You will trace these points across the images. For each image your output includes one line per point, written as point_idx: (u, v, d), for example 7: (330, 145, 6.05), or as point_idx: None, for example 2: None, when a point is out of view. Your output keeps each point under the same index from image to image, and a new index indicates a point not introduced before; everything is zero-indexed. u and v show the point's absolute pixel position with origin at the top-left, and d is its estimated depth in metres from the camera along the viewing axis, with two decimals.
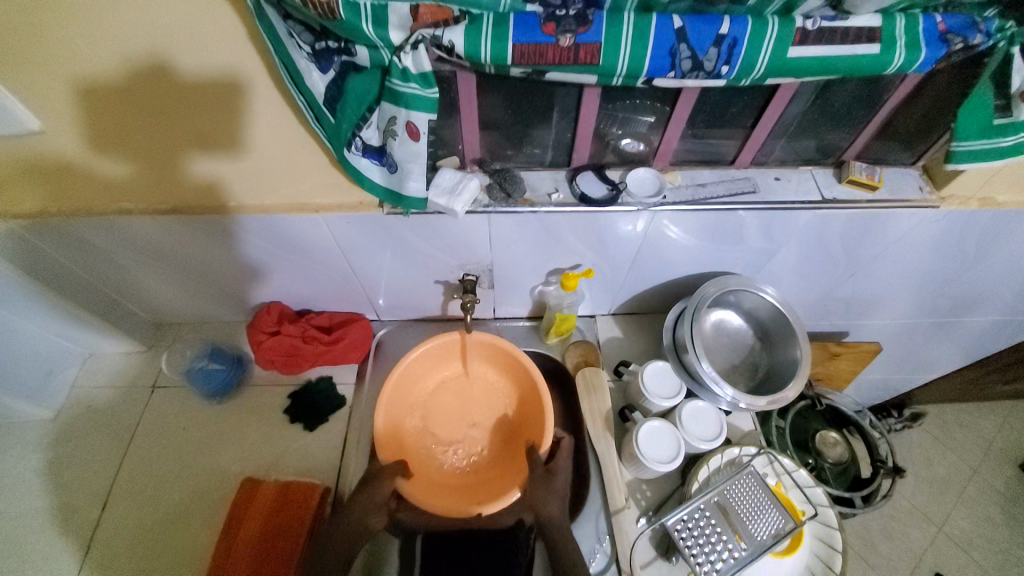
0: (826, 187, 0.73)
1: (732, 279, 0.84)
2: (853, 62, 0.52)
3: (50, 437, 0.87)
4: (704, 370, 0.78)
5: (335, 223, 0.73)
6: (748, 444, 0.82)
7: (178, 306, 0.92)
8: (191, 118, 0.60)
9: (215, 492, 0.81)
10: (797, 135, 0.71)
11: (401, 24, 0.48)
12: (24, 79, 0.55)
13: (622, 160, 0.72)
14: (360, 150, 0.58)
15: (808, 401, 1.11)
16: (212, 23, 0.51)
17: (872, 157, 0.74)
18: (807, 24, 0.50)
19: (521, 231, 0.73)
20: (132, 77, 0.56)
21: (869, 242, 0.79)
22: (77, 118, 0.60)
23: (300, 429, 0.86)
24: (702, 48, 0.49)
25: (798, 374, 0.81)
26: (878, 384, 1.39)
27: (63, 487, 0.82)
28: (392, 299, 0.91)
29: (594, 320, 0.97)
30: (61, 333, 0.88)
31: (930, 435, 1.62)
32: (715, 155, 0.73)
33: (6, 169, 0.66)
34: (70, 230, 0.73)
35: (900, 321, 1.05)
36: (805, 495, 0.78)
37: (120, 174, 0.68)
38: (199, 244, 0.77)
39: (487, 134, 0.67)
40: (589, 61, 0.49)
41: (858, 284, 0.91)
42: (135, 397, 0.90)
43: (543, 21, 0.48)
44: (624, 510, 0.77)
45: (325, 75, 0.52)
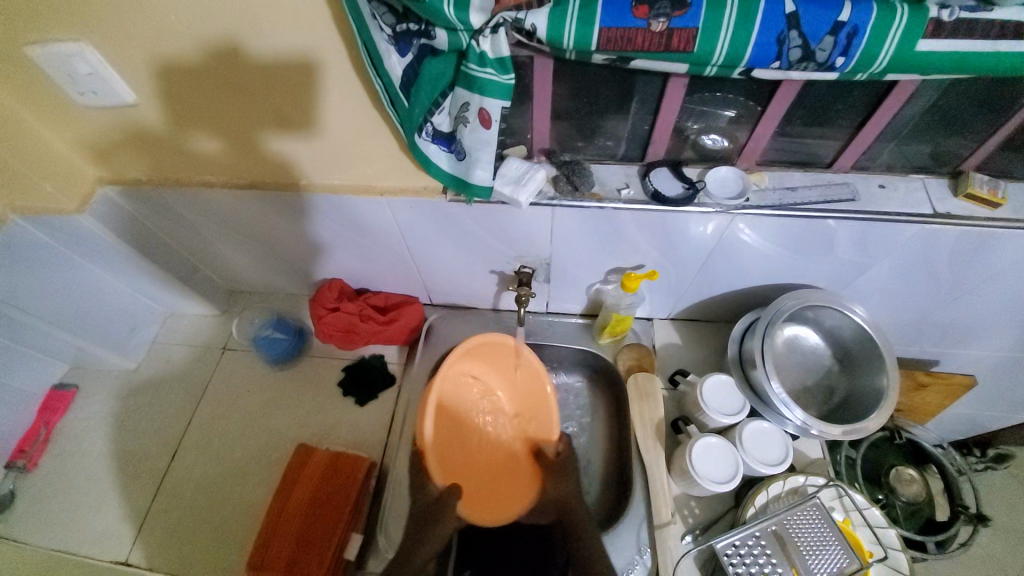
0: (938, 200, 0.64)
1: (814, 293, 0.76)
2: (993, 59, 0.44)
3: (134, 385, 0.96)
4: (775, 390, 0.72)
5: (398, 207, 0.73)
6: (815, 473, 0.76)
7: (248, 275, 0.98)
8: (273, 101, 0.62)
9: (271, 453, 0.86)
10: (911, 138, 0.62)
11: (483, 6, 0.45)
12: (130, 56, 0.59)
13: (701, 157, 0.67)
14: (430, 136, 0.57)
15: (887, 432, 1.02)
16: (295, 1, 0.51)
17: (998, 168, 0.64)
18: (943, 14, 0.42)
19: (585, 226, 0.70)
20: (220, 53, 0.57)
21: (982, 264, 0.69)
22: (173, 96, 0.64)
23: (352, 403, 0.89)
24: (816, 36, 0.43)
25: (882, 404, 0.73)
26: (962, 419, 1.25)
27: (142, 432, 0.91)
28: (447, 285, 0.91)
29: (651, 323, 0.93)
30: (148, 293, 0.96)
31: (1018, 481, 1.44)
32: (809, 156, 0.66)
33: (108, 140, 0.72)
34: (160, 198, 0.79)
35: (1005, 355, 0.92)
36: (875, 536, 0.71)
37: (210, 151, 0.72)
38: (270, 219, 0.81)
39: (557, 124, 0.64)
40: (683, 48, 0.45)
41: (959, 310, 0.80)
42: (207, 357, 0.98)
43: (635, 4, 0.44)
44: (669, 526, 0.73)
45: (403, 58, 0.51)
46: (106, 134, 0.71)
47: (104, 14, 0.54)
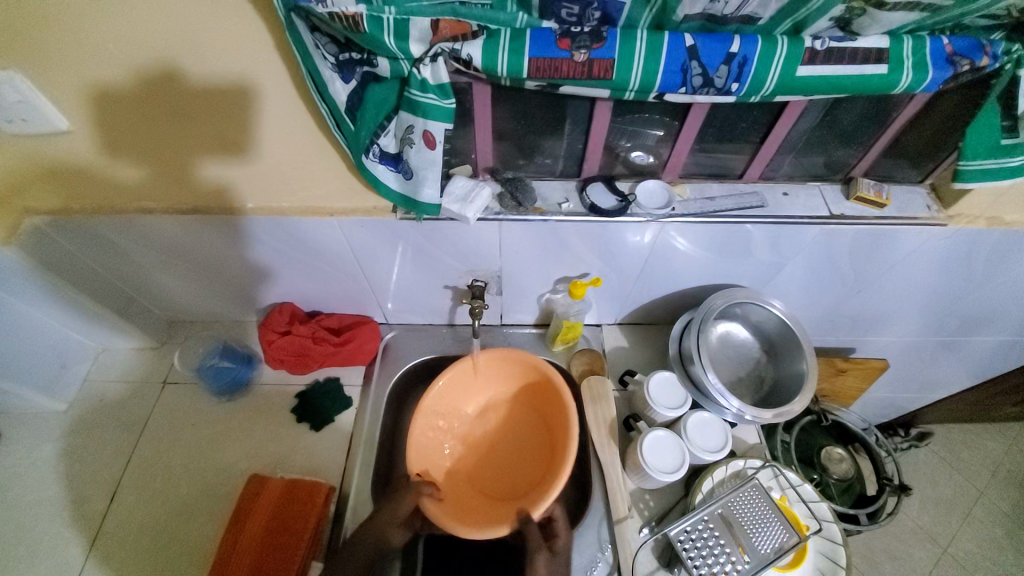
0: (833, 203, 0.74)
1: (738, 291, 0.84)
2: (860, 80, 0.52)
3: (62, 428, 0.89)
4: (711, 381, 0.79)
5: (349, 228, 0.74)
6: (754, 456, 0.82)
7: (191, 303, 0.94)
8: (186, 130, 0.63)
9: (222, 487, 0.82)
10: (805, 151, 0.72)
11: (421, 37, 0.49)
12: (63, 82, 0.58)
13: (631, 172, 0.74)
14: (377, 157, 0.59)
15: (813, 416, 1.10)
16: (204, 32, 0.53)
17: (880, 173, 0.75)
18: (816, 43, 0.51)
19: (531, 239, 0.75)
20: (127, 88, 0.58)
21: (876, 258, 0.79)
22: (92, 131, 0.64)
23: (307, 429, 0.87)
24: (713, 65, 0.50)
25: (805, 387, 0.81)
26: (883, 401, 1.38)
27: (71, 478, 0.83)
28: (401, 302, 0.92)
29: (600, 329, 0.98)
30: (76, 327, 0.90)
31: (937, 455, 1.61)
32: (723, 170, 0.74)
33: (35, 167, 0.69)
34: (92, 226, 0.76)
35: (908, 339, 1.04)
36: (809, 510, 0.77)
37: (133, 179, 0.71)
38: (216, 244, 0.79)
39: (499, 144, 0.69)
40: (603, 75, 0.51)
41: (865, 300, 0.91)
42: (146, 392, 0.92)
43: (559, 37, 0.49)
44: (626, 519, 0.77)
45: (347, 85, 0.53)
46: (33, 161, 0.68)
47: (34, 40, 0.53)
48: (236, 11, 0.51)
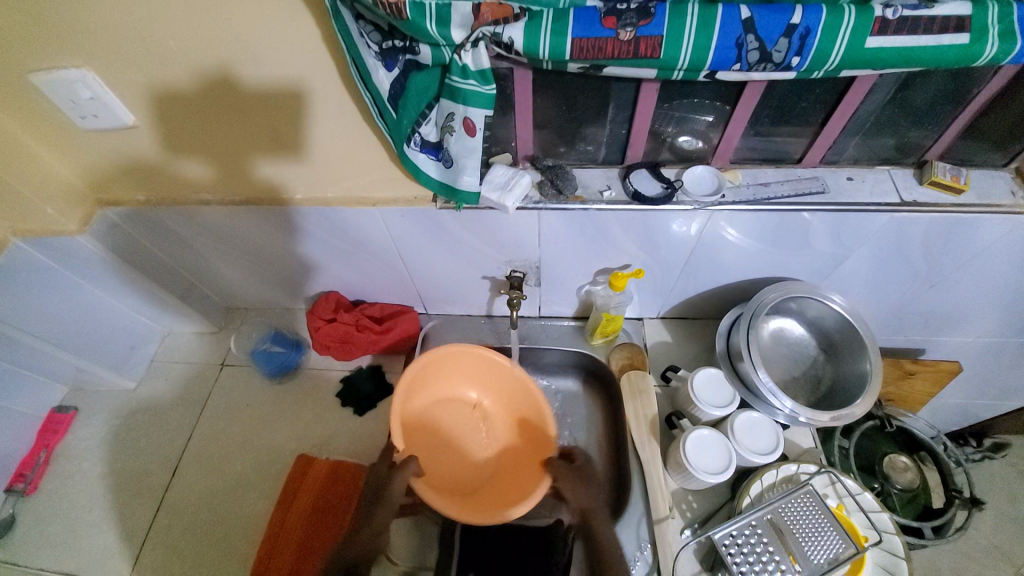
0: (904, 188, 0.68)
1: (794, 284, 0.79)
2: (936, 54, 0.47)
3: (133, 405, 0.96)
4: (761, 380, 0.74)
5: (391, 217, 0.76)
6: (808, 461, 0.77)
7: (245, 290, 1.00)
8: (243, 128, 0.66)
9: (273, 465, 0.87)
10: (873, 132, 0.65)
11: (462, 23, 0.48)
12: (130, 81, 0.62)
13: (678, 158, 0.70)
14: (419, 146, 0.60)
15: (878, 422, 1.01)
16: (251, 27, 0.55)
17: (956, 157, 0.68)
18: (887, 12, 0.46)
19: (571, 229, 0.73)
20: (183, 86, 0.62)
21: (952, 250, 0.72)
22: (159, 131, 0.69)
23: (351, 413, 0.90)
24: (771, 40, 0.47)
25: (867, 389, 0.75)
26: (955, 408, 1.27)
27: (141, 450, 0.91)
28: (440, 293, 0.93)
29: (642, 323, 0.95)
30: (146, 312, 0.97)
31: (1017, 470, 1.46)
32: (779, 154, 0.69)
33: (108, 162, 0.74)
34: (157, 217, 0.81)
35: (988, 340, 0.94)
36: (870, 520, 0.72)
37: (201, 175, 0.75)
38: (267, 234, 0.83)
39: (539, 132, 0.68)
40: (650, 54, 0.49)
41: (938, 296, 0.83)
42: (206, 373, 0.99)
43: (604, 15, 0.47)
44: (667, 520, 0.75)
45: (390, 73, 0.54)
46: (106, 156, 0.73)
47: (106, 42, 0.57)
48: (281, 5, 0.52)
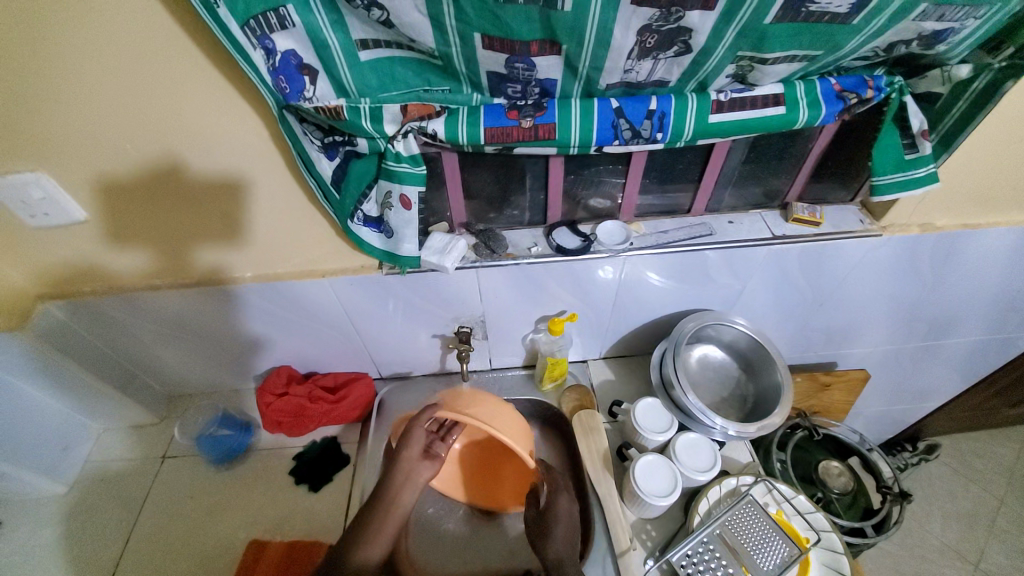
0: (774, 224, 0.83)
1: (708, 314, 0.90)
2: (765, 121, 0.62)
3: (61, 512, 0.89)
4: (692, 402, 0.82)
5: (341, 287, 0.81)
6: (746, 474, 0.84)
7: (191, 375, 0.98)
8: (174, 219, 0.72)
9: (222, 558, 0.81)
10: (741, 183, 0.81)
11: (393, 119, 0.58)
12: (86, 181, 0.66)
13: (592, 215, 0.82)
14: (362, 221, 0.68)
15: (807, 432, 1.10)
16: (202, 130, 0.62)
17: (812, 197, 0.84)
18: (720, 96, 0.60)
19: (509, 283, 0.81)
20: (132, 184, 0.67)
21: (827, 272, 0.87)
22: (99, 223, 0.72)
23: (306, 490, 0.88)
24: (638, 121, 0.60)
25: (783, 398, 0.85)
26: (880, 415, 1.40)
27: (68, 562, 0.83)
28: (393, 356, 0.97)
29: (586, 365, 1.03)
30: (80, 409, 0.93)
31: (949, 467, 1.60)
32: (673, 206, 0.83)
33: (55, 257, 0.76)
34: (99, 307, 0.81)
35: (884, 347, 1.09)
36: (807, 522, 0.78)
37: (135, 266, 0.78)
38: (218, 315, 0.85)
39: (471, 202, 0.78)
40: (548, 136, 0.60)
41: (831, 313, 0.97)
42: (146, 468, 0.93)
43: (508, 109, 0.59)
44: (629, 552, 0.77)
45: (332, 162, 0.62)
46: (55, 252, 0.75)
47: (58, 148, 0.62)
48: (228, 111, 0.60)
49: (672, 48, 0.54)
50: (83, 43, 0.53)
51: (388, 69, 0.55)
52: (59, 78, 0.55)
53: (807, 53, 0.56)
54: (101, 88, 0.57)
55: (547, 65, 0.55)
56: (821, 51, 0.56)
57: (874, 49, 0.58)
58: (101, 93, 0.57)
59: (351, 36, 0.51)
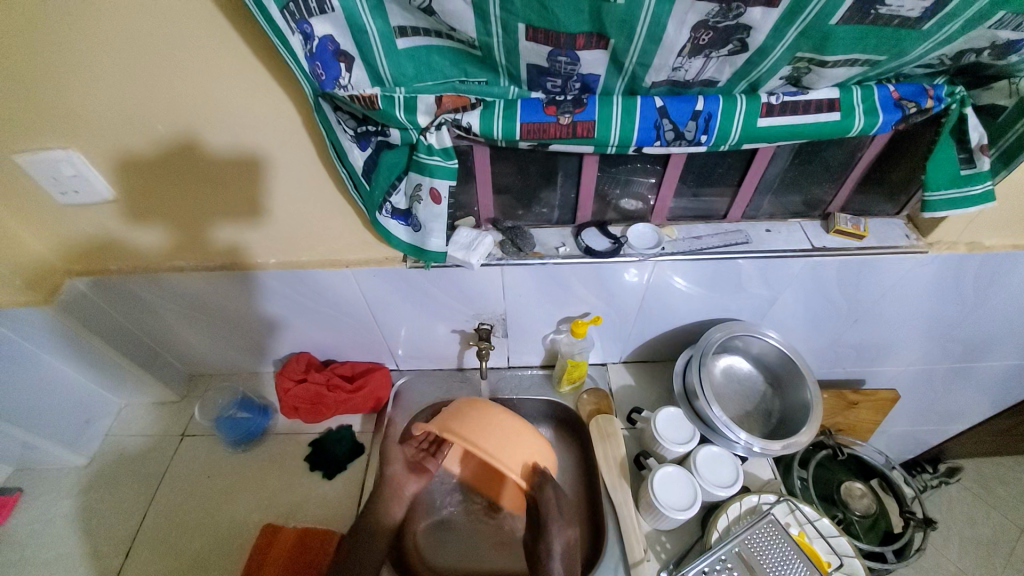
0: (814, 237, 0.79)
1: (736, 324, 0.87)
2: (818, 127, 0.58)
3: (84, 482, 0.91)
4: (716, 415, 0.80)
5: (364, 277, 0.80)
6: (768, 491, 0.81)
7: (211, 356, 0.99)
8: (201, 201, 0.72)
9: (235, 539, 0.82)
10: (782, 190, 0.77)
11: (426, 111, 0.57)
12: (117, 160, 0.66)
13: (622, 217, 0.80)
14: (389, 213, 0.67)
15: (830, 450, 1.07)
16: (229, 113, 0.61)
17: (856, 208, 0.80)
18: (771, 99, 0.57)
19: (532, 282, 0.80)
20: (158, 163, 0.67)
21: (866, 287, 0.83)
22: (127, 201, 0.72)
23: (319, 478, 0.88)
24: (682, 122, 0.57)
25: (811, 417, 0.82)
26: (906, 436, 1.35)
27: (88, 532, 0.85)
28: (411, 349, 0.96)
29: (606, 368, 1.01)
30: (103, 383, 0.95)
31: (974, 493, 1.54)
32: (708, 211, 0.80)
33: (84, 233, 0.76)
34: (126, 285, 0.82)
35: (917, 367, 1.05)
36: (830, 546, 0.75)
37: (151, 242, 0.78)
38: (240, 299, 0.85)
39: (499, 197, 0.76)
40: (586, 135, 0.58)
41: (865, 329, 0.93)
42: (165, 445, 0.95)
43: (546, 104, 0.57)
44: (643, 563, 0.76)
45: (364, 151, 0.61)
46: (85, 229, 0.76)
47: (91, 125, 0.62)
48: (260, 96, 0.60)
49: (726, 47, 0.51)
50: (118, 22, 0.52)
51: (425, 58, 0.53)
52: (94, 55, 0.55)
53: (869, 57, 0.52)
54: (135, 67, 0.56)
55: (591, 59, 0.52)
56: (885, 56, 0.52)
57: (939, 57, 0.54)
58: (135, 71, 0.57)
59: (390, 23, 0.49)
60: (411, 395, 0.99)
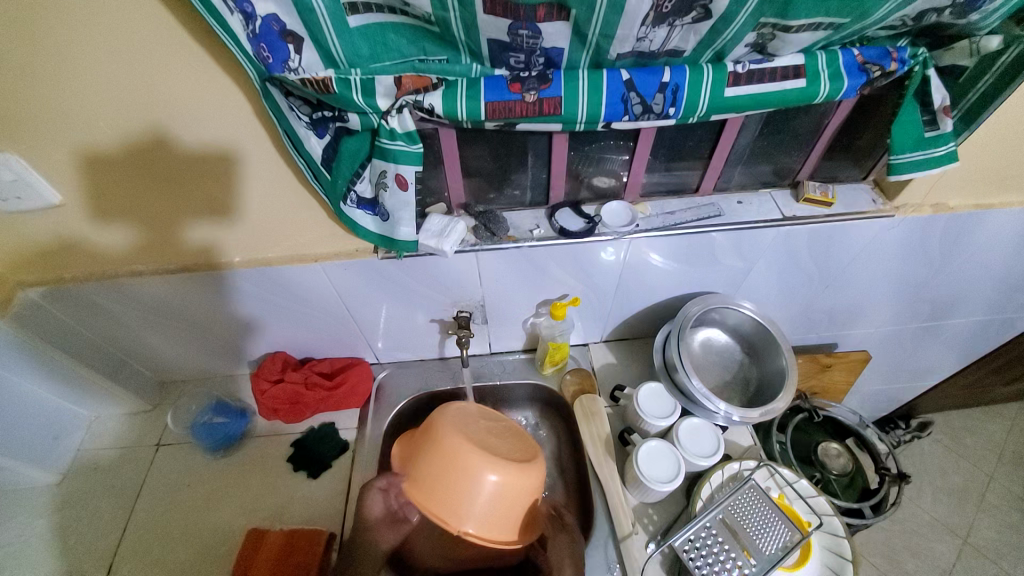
0: (784, 206, 0.79)
1: (713, 297, 0.88)
2: (783, 96, 0.58)
3: (56, 501, 0.87)
4: (696, 387, 0.81)
5: (335, 271, 0.78)
6: (748, 458, 0.84)
7: (182, 361, 0.95)
8: (153, 200, 0.67)
9: (221, 547, 0.81)
10: (752, 161, 0.77)
11: (386, 92, 0.54)
12: (54, 160, 0.61)
13: (596, 195, 0.79)
14: (355, 203, 0.64)
15: (807, 414, 1.11)
16: (175, 104, 0.57)
17: (824, 175, 0.81)
18: (737, 68, 0.56)
19: (509, 267, 0.79)
20: (101, 162, 0.62)
21: (837, 253, 0.84)
22: (72, 205, 0.67)
23: (305, 477, 0.87)
24: (649, 95, 0.56)
25: (786, 384, 0.84)
26: (878, 394, 1.41)
27: (64, 552, 0.82)
28: (390, 341, 0.95)
29: (588, 348, 1.01)
30: (67, 398, 0.90)
31: (942, 444, 1.62)
32: (680, 185, 0.80)
33: (27, 241, 0.71)
34: (82, 293, 0.78)
35: (887, 327, 1.08)
36: (809, 506, 0.78)
37: (108, 246, 0.74)
38: (207, 300, 0.82)
39: (470, 181, 0.74)
40: (553, 112, 0.56)
41: (837, 295, 0.95)
42: (140, 457, 0.92)
43: (510, 82, 0.55)
44: (631, 536, 0.77)
45: (322, 139, 0.58)
46: (28, 236, 0.71)
47: (20, 124, 0.57)
48: (205, 85, 0.56)
49: (690, 14, 0.50)
50: (36, 9, 0.48)
51: (380, 37, 0.50)
52: (14, 47, 0.50)
53: (832, 21, 0.52)
54: (63, 59, 0.52)
55: (553, 32, 0.51)
56: (848, 19, 0.52)
57: (902, 18, 0.55)
58: (63, 63, 0.52)
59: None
60: (393, 386, 0.98)
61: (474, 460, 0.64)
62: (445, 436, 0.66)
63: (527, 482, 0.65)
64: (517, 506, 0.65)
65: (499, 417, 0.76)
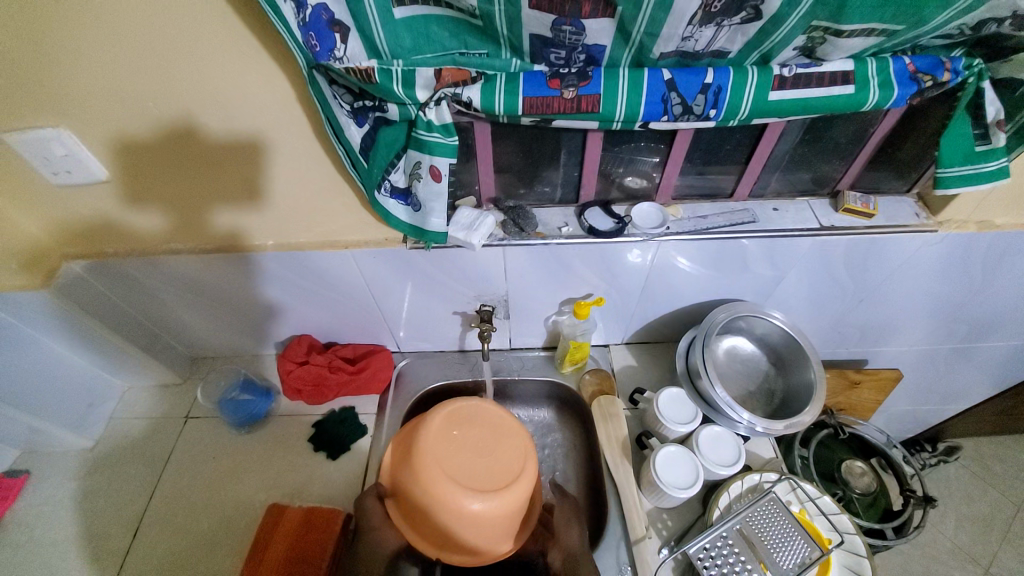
0: (822, 216, 0.77)
1: (741, 305, 0.86)
2: (829, 101, 0.56)
3: (90, 464, 0.92)
4: (719, 395, 0.79)
5: (363, 259, 0.79)
6: (769, 470, 0.82)
7: (212, 339, 0.99)
8: (193, 181, 0.70)
9: (242, 519, 0.83)
10: (791, 167, 0.75)
11: (426, 84, 0.55)
12: (105, 138, 0.64)
13: (627, 196, 0.78)
14: (389, 192, 0.65)
15: (832, 430, 1.08)
16: (221, 89, 0.59)
17: (866, 186, 0.78)
18: (783, 71, 0.55)
19: (535, 263, 0.79)
20: (146, 143, 0.65)
21: (874, 267, 0.81)
22: (119, 183, 0.70)
23: (324, 458, 0.89)
24: (690, 96, 0.55)
25: (813, 397, 0.82)
26: (906, 415, 1.36)
27: (96, 513, 0.86)
28: (413, 331, 0.96)
29: (608, 349, 1.01)
30: (105, 367, 0.95)
31: (970, 471, 1.56)
32: (714, 190, 0.78)
33: (76, 215, 0.75)
34: (123, 268, 0.81)
35: (921, 346, 1.04)
36: (830, 523, 0.76)
37: (147, 225, 0.77)
38: (239, 281, 0.84)
39: (501, 176, 0.74)
40: (591, 109, 0.56)
41: (870, 310, 0.92)
42: (169, 428, 0.96)
43: (549, 78, 0.55)
44: (645, 539, 0.76)
45: (361, 128, 0.59)
46: (77, 211, 0.74)
47: (77, 103, 0.60)
48: (251, 71, 0.57)
49: (739, 15, 0.49)
50: None
51: (423, 29, 0.51)
52: (77, 29, 0.53)
53: (887, 27, 0.50)
54: (122, 41, 0.54)
55: (596, 28, 0.50)
56: (903, 25, 0.50)
57: (959, 27, 0.52)
58: (121, 46, 0.54)
59: None
60: (413, 377, 0.99)
61: (453, 495, 0.63)
62: (424, 469, 0.64)
63: (507, 506, 0.64)
64: (501, 522, 0.66)
65: (497, 413, 0.72)
